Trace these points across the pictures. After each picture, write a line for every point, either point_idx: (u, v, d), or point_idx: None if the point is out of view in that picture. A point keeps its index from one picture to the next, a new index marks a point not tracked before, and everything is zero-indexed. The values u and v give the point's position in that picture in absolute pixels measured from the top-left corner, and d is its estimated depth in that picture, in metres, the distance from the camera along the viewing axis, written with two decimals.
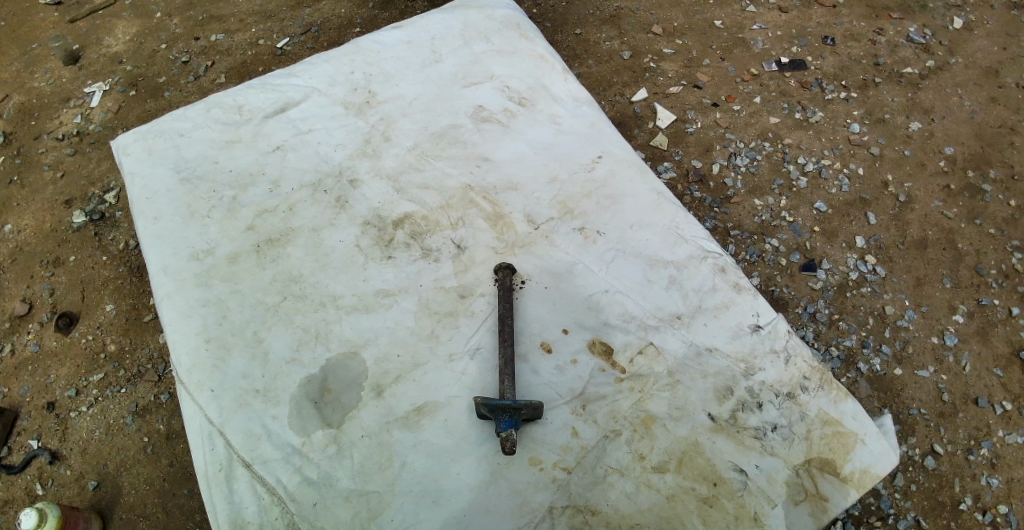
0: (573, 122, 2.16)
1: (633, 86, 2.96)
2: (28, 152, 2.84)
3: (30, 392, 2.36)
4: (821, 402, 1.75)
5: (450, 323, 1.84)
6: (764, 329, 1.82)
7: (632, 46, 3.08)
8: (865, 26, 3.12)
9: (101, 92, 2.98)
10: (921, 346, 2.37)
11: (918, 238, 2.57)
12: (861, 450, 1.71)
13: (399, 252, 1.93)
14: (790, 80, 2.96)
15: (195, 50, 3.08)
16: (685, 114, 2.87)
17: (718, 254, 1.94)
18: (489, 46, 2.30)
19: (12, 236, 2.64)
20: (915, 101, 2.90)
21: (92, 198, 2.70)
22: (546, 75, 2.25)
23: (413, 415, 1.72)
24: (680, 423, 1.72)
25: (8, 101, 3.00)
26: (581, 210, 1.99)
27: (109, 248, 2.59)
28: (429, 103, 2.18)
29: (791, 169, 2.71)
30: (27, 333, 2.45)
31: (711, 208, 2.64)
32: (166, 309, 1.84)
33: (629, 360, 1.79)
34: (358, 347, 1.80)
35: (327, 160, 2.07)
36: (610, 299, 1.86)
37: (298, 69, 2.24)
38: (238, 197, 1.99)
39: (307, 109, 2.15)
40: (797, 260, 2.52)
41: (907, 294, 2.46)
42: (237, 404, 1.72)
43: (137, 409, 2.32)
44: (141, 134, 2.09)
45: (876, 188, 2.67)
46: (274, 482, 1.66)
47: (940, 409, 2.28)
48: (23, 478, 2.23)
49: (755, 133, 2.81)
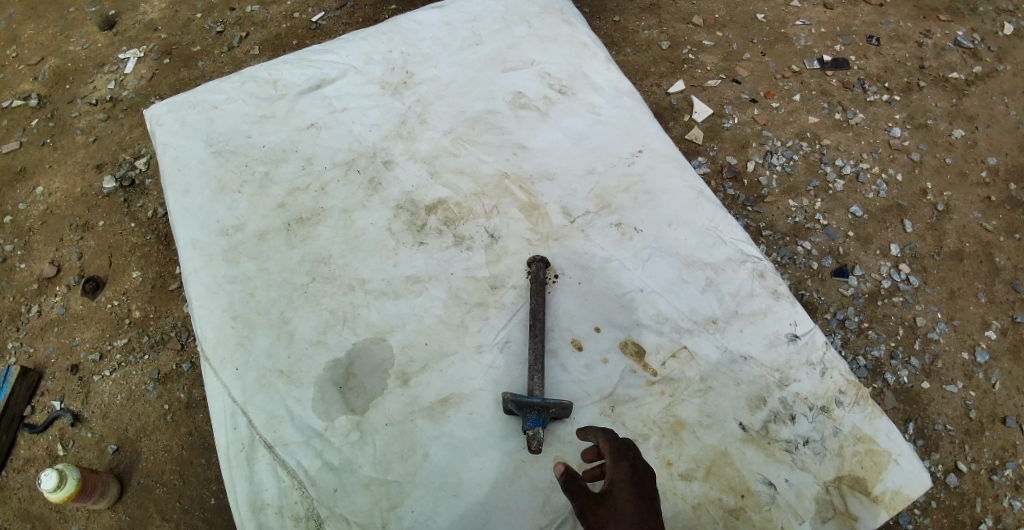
0: (613, 112, 2.10)
1: (670, 77, 2.88)
2: (61, 116, 2.84)
3: (55, 353, 2.38)
4: (855, 418, 1.70)
5: (478, 314, 1.81)
6: (801, 339, 1.77)
7: (671, 35, 3.00)
8: (912, 27, 3.00)
9: (135, 59, 2.96)
10: (952, 361, 2.30)
11: (955, 249, 2.48)
12: (893, 471, 1.66)
13: (430, 238, 1.90)
14: (832, 79, 2.86)
15: (230, 21, 3.05)
16: (722, 109, 2.78)
17: (757, 258, 1.88)
18: (529, 31, 2.23)
19: (43, 198, 2.65)
20: (959, 108, 2.79)
21: (122, 165, 2.70)
22: (587, 62, 2.18)
23: (438, 406, 1.70)
24: (710, 431, 1.68)
25: (43, 65, 3.00)
26: (618, 205, 1.94)
27: (137, 215, 2.59)
28: (465, 87, 2.13)
29: (828, 170, 2.63)
30: (54, 295, 2.46)
31: (744, 207, 2.57)
32: (193, 284, 1.82)
33: (661, 363, 1.75)
34: (384, 333, 1.77)
35: (361, 140, 2.04)
36: (643, 299, 1.81)
37: (334, 45, 2.20)
38: (270, 173, 1.96)
39: (342, 87, 2.11)
40: (830, 265, 2.45)
41: (941, 306, 2.38)
42: (262, 383, 1.71)
43: (158, 377, 2.32)
44: (173, 105, 2.07)
45: (915, 195, 2.58)
46: (295, 465, 1.64)
47: (967, 426, 2.21)
48: (44, 438, 2.26)
49: (794, 132, 2.72)
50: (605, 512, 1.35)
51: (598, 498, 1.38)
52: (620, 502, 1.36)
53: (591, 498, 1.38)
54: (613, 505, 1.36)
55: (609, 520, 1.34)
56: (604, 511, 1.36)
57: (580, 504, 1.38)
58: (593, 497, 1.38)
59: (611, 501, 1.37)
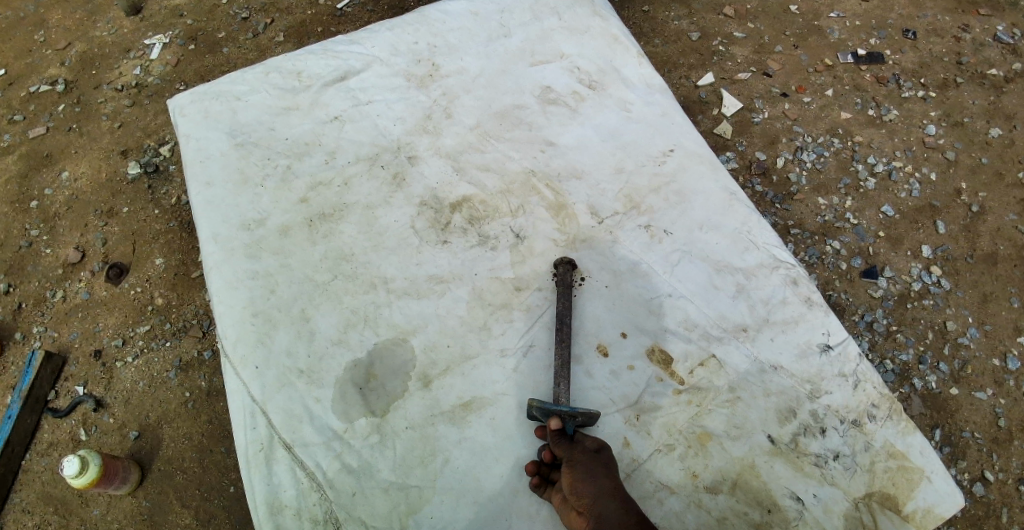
0: (644, 109, 2.04)
1: (700, 69, 2.79)
2: (88, 101, 2.84)
3: (78, 338, 2.39)
4: (888, 433, 1.64)
5: (502, 316, 1.78)
6: (834, 349, 1.71)
7: (701, 26, 2.90)
8: (950, 21, 2.89)
9: (161, 45, 2.95)
10: (982, 367, 2.23)
11: (989, 252, 2.40)
12: (925, 488, 1.60)
13: (454, 237, 1.87)
14: (866, 73, 2.76)
15: (255, 7, 3.02)
16: (752, 103, 2.70)
17: (790, 264, 1.82)
18: (560, 23, 2.17)
19: (68, 183, 2.65)
20: (997, 105, 2.69)
21: (147, 151, 2.70)
22: (618, 57, 2.13)
23: (460, 410, 1.68)
24: (737, 443, 1.64)
25: (71, 50, 3.00)
26: (648, 205, 1.89)
27: (161, 202, 2.59)
28: (492, 80, 2.08)
29: (859, 168, 2.55)
30: (79, 281, 2.47)
31: (773, 204, 2.50)
32: (214, 278, 1.80)
33: (688, 371, 1.70)
34: (406, 334, 1.75)
35: (384, 134, 2.00)
36: (672, 304, 1.77)
37: (358, 36, 2.15)
38: (293, 167, 1.94)
39: (366, 79, 2.08)
40: (859, 266, 2.38)
41: (972, 310, 2.31)
42: (281, 382, 1.69)
43: (180, 364, 2.32)
44: (197, 95, 2.04)
45: (949, 195, 2.49)
46: (314, 467, 1.63)
47: (995, 435, 2.15)
48: (68, 422, 2.28)
49: (825, 128, 2.64)
50: (591, 461, 1.52)
51: (586, 449, 1.55)
52: (603, 459, 1.54)
53: (581, 448, 1.55)
54: (596, 460, 1.53)
55: (593, 468, 1.51)
56: (589, 460, 1.53)
57: (568, 451, 1.54)
58: (581, 447, 1.55)
59: (595, 455, 1.55)
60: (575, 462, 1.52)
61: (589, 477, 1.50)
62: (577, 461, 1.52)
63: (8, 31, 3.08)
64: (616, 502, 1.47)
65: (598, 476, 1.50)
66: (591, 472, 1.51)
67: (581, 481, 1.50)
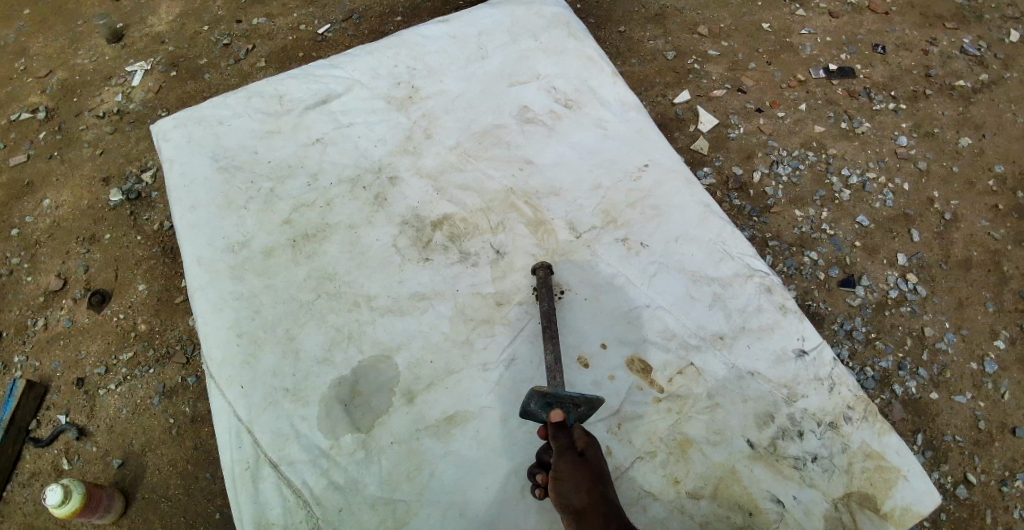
0: (620, 126, 2.10)
1: (675, 88, 2.86)
2: (69, 128, 2.86)
3: (61, 367, 2.38)
4: (864, 434, 1.68)
5: (485, 331, 1.81)
6: (808, 354, 1.76)
7: (676, 45, 2.98)
8: (917, 35, 3.00)
9: (142, 72, 2.98)
10: (960, 371, 2.28)
11: (963, 258, 2.47)
12: (903, 487, 1.64)
13: (436, 254, 1.90)
14: (837, 88, 2.85)
15: (237, 33, 3.06)
16: (728, 119, 2.77)
17: (765, 273, 1.87)
18: (537, 44, 2.23)
19: (50, 211, 2.66)
20: (966, 116, 2.78)
21: (129, 178, 2.71)
22: (594, 76, 2.19)
23: (444, 424, 1.70)
24: (717, 448, 1.67)
25: (51, 77, 3.02)
26: (624, 220, 1.94)
27: (144, 228, 2.60)
28: (473, 101, 2.13)
29: (834, 181, 2.62)
30: (61, 308, 2.47)
31: (750, 217, 2.56)
32: (199, 300, 1.82)
33: (668, 379, 1.74)
34: (390, 351, 1.77)
35: (367, 156, 2.04)
36: (650, 315, 1.81)
37: (339, 60, 2.20)
38: (276, 190, 1.96)
39: (348, 102, 2.12)
40: (837, 275, 2.43)
41: (949, 316, 2.37)
42: (267, 401, 1.71)
43: (164, 390, 2.32)
44: (180, 120, 2.07)
45: (922, 204, 2.57)
46: (301, 485, 1.64)
47: (976, 438, 2.20)
48: (50, 452, 2.26)
49: (799, 142, 2.71)
50: (579, 472, 1.48)
51: (576, 456, 1.50)
52: (592, 468, 1.49)
53: (571, 455, 1.51)
54: (585, 469, 1.49)
55: (580, 480, 1.47)
56: (578, 470, 1.48)
57: (559, 456, 1.51)
58: (573, 454, 1.51)
59: (586, 463, 1.50)
60: (562, 472, 1.48)
61: (575, 488, 1.46)
62: (564, 468, 1.49)
63: None
64: (601, 518, 1.44)
65: (585, 488, 1.46)
66: (578, 481, 1.47)
67: (567, 492, 1.47)
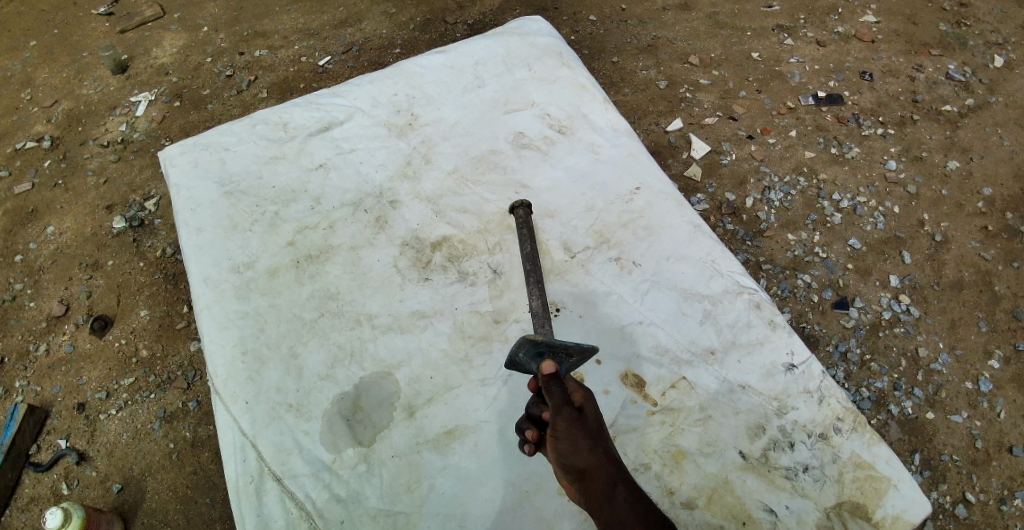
0: (612, 151, 2.18)
1: (668, 116, 2.95)
2: (74, 157, 2.94)
3: (62, 392, 2.42)
4: (854, 445, 1.72)
5: (483, 348, 1.86)
6: (798, 368, 1.81)
7: (668, 75, 3.08)
8: (904, 62, 3.11)
9: (146, 102, 3.08)
10: (956, 391, 2.33)
11: (955, 279, 2.53)
12: (893, 496, 1.67)
13: (435, 274, 1.96)
14: (826, 114, 2.94)
15: (239, 65, 3.17)
16: (720, 146, 2.85)
17: (753, 290, 1.92)
18: (531, 73, 2.33)
19: (53, 238, 2.72)
20: (953, 140, 2.87)
21: (132, 205, 2.78)
22: (586, 103, 2.27)
23: (443, 438, 1.74)
24: (710, 459, 1.71)
25: (56, 107, 3.11)
26: (617, 240, 2.01)
27: (146, 255, 2.66)
28: (470, 128, 2.22)
29: (825, 205, 2.69)
30: (62, 334, 2.52)
31: (744, 241, 2.62)
32: (205, 318, 1.88)
33: (661, 393, 1.79)
34: (391, 368, 1.82)
35: (367, 181, 2.11)
36: (643, 331, 1.86)
37: (341, 89, 2.29)
38: (280, 213, 2.03)
39: (349, 129, 2.20)
40: (830, 297, 2.49)
41: (943, 337, 2.42)
42: (270, 416, 1.75)
43: (164, 415, 2.36)
44: (186, 147, 2.15)
45: (913, 226, 2.64)
46: (303, 497, 1.68)
47: (973, 457, 2.23)
48: (49, 477, 2.29)
49: (790, 167, 2.79)
50: (579, 432, 1.41)
51: (575, 413, 1.43)
52: (592, 424, 1.44)
53: (569, 412, 1.43)
54: (584, 427, 1.43)
55: (579, 439, 1.41)
56: (577, 429, 1.42)
57: (555, 414, 1.43)
58: (570, 411, 1.43)
59: (584, 419, 1.44)
60: (561, 432, 1.42)
61: (577, 449, 1.41)
62: (563, 428, 1.42)
63: None
64: (604, 476, 1.41)
65: (587, 449, 1.41)
66: (579, 442, 1.41)
67: (567, 453, 1.42)
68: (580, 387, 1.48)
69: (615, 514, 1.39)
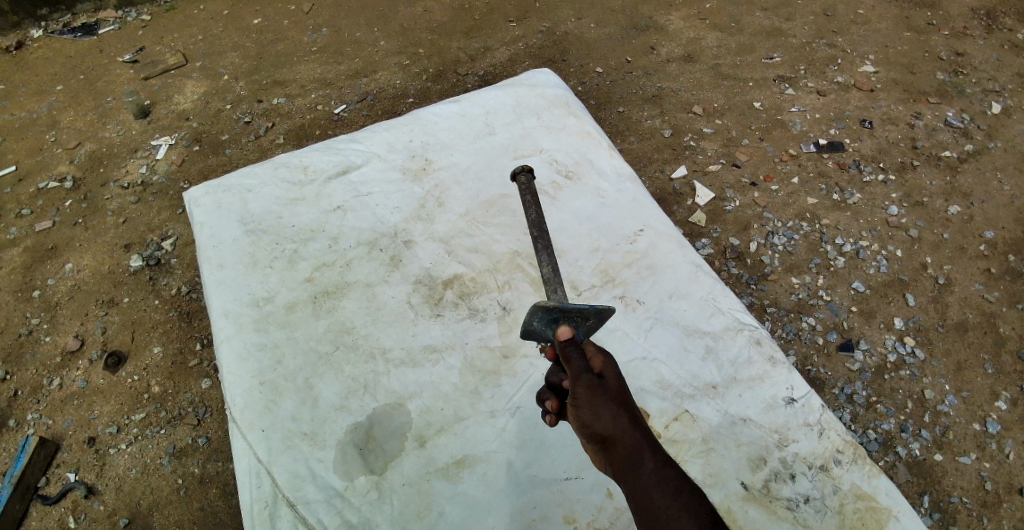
0: (616, 195, 2.28)
1: (673, 163, 3.07)
2: (94, 198, 3.07)
3: (73, 426, 2.48)
4: (853, 477, 1.76)
5: (492, 381, 1.92)
6: (797, 402, 1.86)
7: (672, 124, 3.21)
8: (902, 110, 3.23)
9: (167, 146, 3.23)
10: (964, 432, 2.35)
11: (959, 321, 2.58)
12: (894, 527, 1.70)
13: (446, 310, 2.04)
14: (828, 161, 3.05)
15: (257, 112, 3.33)
16: (724, 192, 2.95)
17: (753, 327, 1.99)
18: (539, 122, 2.45)
19: (71, 274, 2.83)
20: (954, 185, 2.96)
21: (150, 245, 2.90)
22: (592, 150, 2.39)
23: (452, 468, 1.79)
24: (712, 490, 1.75)
25: (79, 149, 3.27)
26: (621, 279, 2.09)
27: (161, 293, 2.76)
28: (481, 173, 2.33)
29: (828, 249, 2.77)
30: (77, 369, 2.60)
31: (748, 285, 2.68)
32: (225, 349, 1.95)
33: (664, 425, 1.84)
34: (402, 400, 1.89)
35: (382, 222, 2.22)
36: (647, 366, 1.93)
37: (359, 136, 2.42)
38: (299, 251, 2.13)
39: (366, 173, 2.32)
40: (835, 340, 2.54)
41: (949, 379, 2.46)
42: (286, 443, 1.81)
43: (174, 450, 2.41)
44: (210, 189, 2.26)
45: (916, 270, 2.71)
46: (315, 523, 1.72)
47: (983, 498, 2.24)
48: (58, 509, 2.33)
49: (793, 213, 2.88)
50: (599, 398, 1.43)
51: (594, 379, 1.46)
52: (613, 391, 1.46)
53: (588, 378, 1.46)
54: (605, 392, 1.45)
55: (601, 404, 1.43)
56: (597, 395, 1.44)
57: (575, 380, 1.46)
58: (589, 377, 1.46)
59: (604, 385, 1.46)
60: (581, 399, 1.44)
61: (599, 415, 1.43)
62: (584, 394, 1.44)
63: (20, 132, 3.37)
64: (629, 442, 1.41)
65: (609, 414, 1.42)
66: (600, 408, 1.43)
67: (590, 421, 1.44)
68: (599, 353, 1.51)
69: (644, 481, 1.38)
